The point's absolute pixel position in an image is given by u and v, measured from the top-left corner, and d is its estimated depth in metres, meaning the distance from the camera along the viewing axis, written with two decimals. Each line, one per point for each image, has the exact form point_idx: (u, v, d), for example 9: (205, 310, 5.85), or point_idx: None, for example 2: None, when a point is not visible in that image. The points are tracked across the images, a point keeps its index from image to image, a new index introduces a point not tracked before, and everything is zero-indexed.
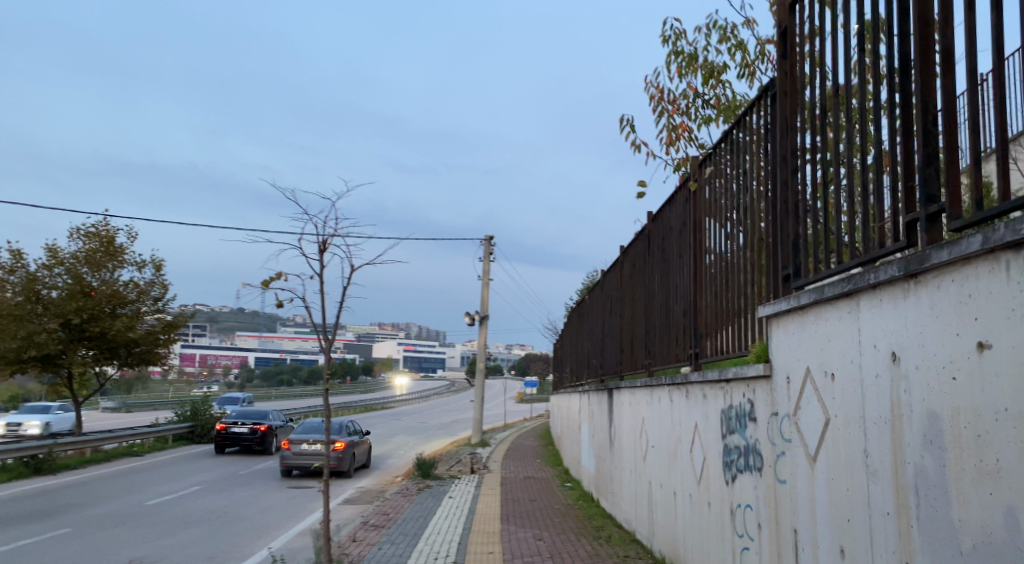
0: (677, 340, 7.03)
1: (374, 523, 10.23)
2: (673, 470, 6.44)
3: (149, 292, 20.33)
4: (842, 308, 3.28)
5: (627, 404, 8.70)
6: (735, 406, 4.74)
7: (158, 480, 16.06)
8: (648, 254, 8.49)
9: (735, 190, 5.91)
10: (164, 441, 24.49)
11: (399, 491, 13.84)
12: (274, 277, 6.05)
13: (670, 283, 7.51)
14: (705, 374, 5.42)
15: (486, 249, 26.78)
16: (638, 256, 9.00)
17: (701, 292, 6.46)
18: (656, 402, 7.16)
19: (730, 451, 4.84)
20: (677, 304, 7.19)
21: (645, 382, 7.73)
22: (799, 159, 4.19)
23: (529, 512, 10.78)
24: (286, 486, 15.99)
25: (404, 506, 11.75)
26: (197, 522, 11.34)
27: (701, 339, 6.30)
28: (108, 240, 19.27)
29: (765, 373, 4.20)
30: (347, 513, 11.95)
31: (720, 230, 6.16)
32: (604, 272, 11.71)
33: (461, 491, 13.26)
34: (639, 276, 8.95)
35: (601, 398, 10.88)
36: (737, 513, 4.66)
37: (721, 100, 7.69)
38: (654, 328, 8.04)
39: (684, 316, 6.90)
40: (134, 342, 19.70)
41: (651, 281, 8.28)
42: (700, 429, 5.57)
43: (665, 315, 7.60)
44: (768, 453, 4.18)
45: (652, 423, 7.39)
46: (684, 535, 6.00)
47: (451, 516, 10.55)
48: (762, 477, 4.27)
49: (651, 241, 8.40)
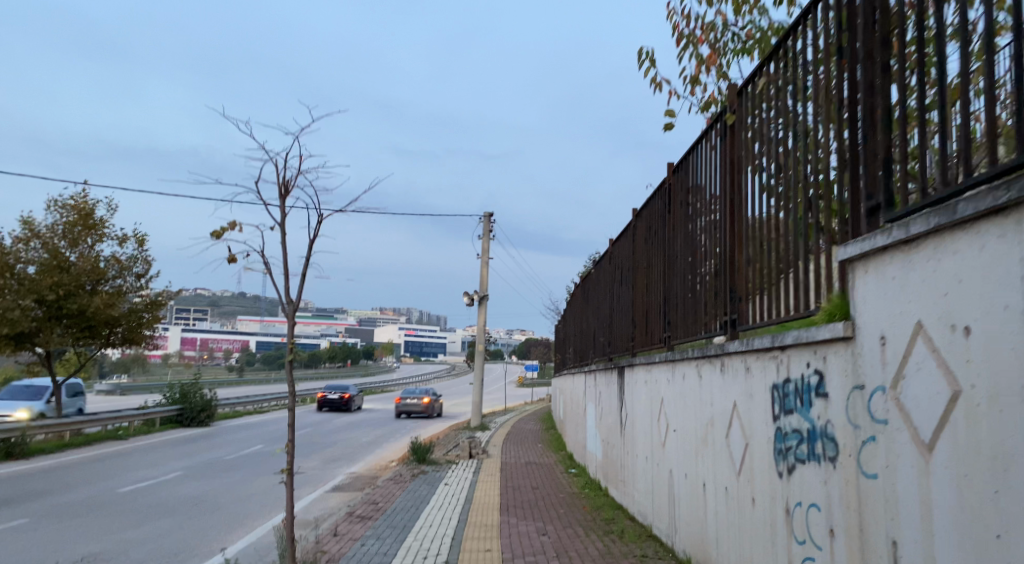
0: (707, 305, 6.04)
1: (359, 514, 9.27)
2: (701, 459, 5.50)
3: (132, 267, 19.41)
4: (988, 232, 2.28)
5: (641, 382, 7.73)
6: (796, 380, 3.75)
7: (136, 465, 15.14)
8: (667, 214, 7.51)
9: (776, 123, 4.87)
10: (152, 423, 23.59)
11: (391, 477, 12.96)
12: (226, 226, 5.04)
13: (696, 242, 6.51)
14: (747, 341, 4.45)
15: (486, 226, 25.75)
16: (655, 216, 8.01)
17: (734, 244, 5.45)
18: (678, 381, 6.21)
19: (786, 436, 3.86)
20: (707, 262, 6.17)
21: (664, 358, 6.78)
22: (894, 52, 3.17)
23: (532, 501, 9.89)
24: (273, 471, 15.08)
25: (395, 494, 10.80)
26: (167, 511, 10.41)
27: (738, 300, 5.31)
28: (86, 212, 18.25)
29: (845, 335, 3.20)
30: (333, 502, 11.06)
31: (759, 174, 5.14)
32: (613, 241, 10.74)
33: (458, 478, 12.35)
34: (656, 238, 7.94)
35: (610, 378, 9.93)
36: (797, 513, 3.69)
37: (756, 29, 6.63)
38: (675, 295, 7.07)
39: (714, 277, 5.92)
40: (115, 320, 18.76)
41: (672, 241, 7.29)
42: (739, 408, 4.60)
43: (691, 275, 6.62)
44: (847, 438, 3.19)
45: (672, 405, 6.44)
46: (718, 534, 5.05)
47: (445, 506, 9.59)
48: (836, 470, 3.29)
49: (670, 198, 7.42)
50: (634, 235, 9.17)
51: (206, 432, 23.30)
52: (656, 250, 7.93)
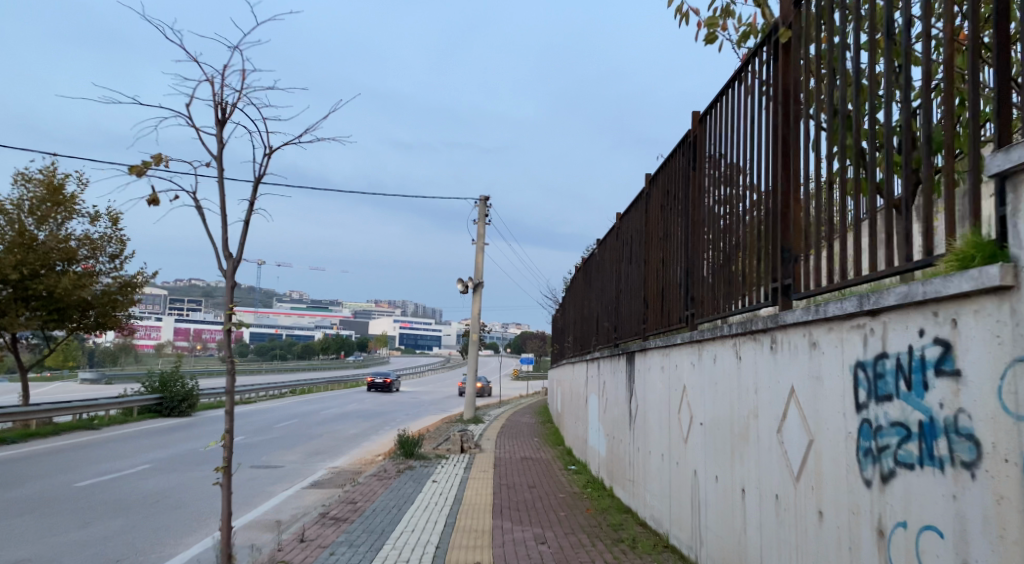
0: (747, 271, 5.00)
1: (333, 516, 8.28)
2: (738, 460, 4.51)
3: (104, 247, 18.34)
4: None
5: (657, 368, 6.73)
6: (900, 355, 2.72)
7: (103, 457, 14.10)
8: (690, 172, 6.46)
9: (847, 30, 3.75)
10: (129, 413, 22.54)
11: (375, 473, 11.93)
12: (150, 159, 4.03)
13: (732, 198, 5.43)
14: (816, 309, 3.40)
15: (482, 209, 24.60)
16: (677, 176, 6.98)
17: (784, 192, 4.36)
18: (707, 366, 5.20)
19: (883, 430, 2.83)
20: (746, 219, 5.10)
21: (686, 339, 5.76)
22: None
23: (527, 501, 8.89)
24: (249, 465, 14.10)
25: (377, 492, 9.77)
26: (120, 512, 9.33)
27: (790, 262, 4.25)
28: (55, 186, 17.16)
29: (1005, 286, 2.15)
30: (308, 501, 10.03)
31: (820, 99, 4.02)
32: (621, 215, 9.71)
33: (447, 474, 11.33)
34: (678, 201, 6.90)
35: (617, 366, 8.93)
36: (899, 538, 2.68)
37: None
38: (703, 263, 6.03)
39: (757, 236, 4.85)
40: (86, 303, 17.70)
41: (698, 200, 6.23)
42: (802, 395, 3.59)
43: (723, 238, 5.57)
44: (1001, 432, 2.16)
45: (698, 395, 5.45)
46: (764, 553, 4.06)
47: (431, 507, 8.59)
48: (976, 480, 2.26)
49: (696, 153, 6.36)
50: (648, 204, 8.14)
51: (186, 422, 22.26)
52: (677, 214, 6.88)
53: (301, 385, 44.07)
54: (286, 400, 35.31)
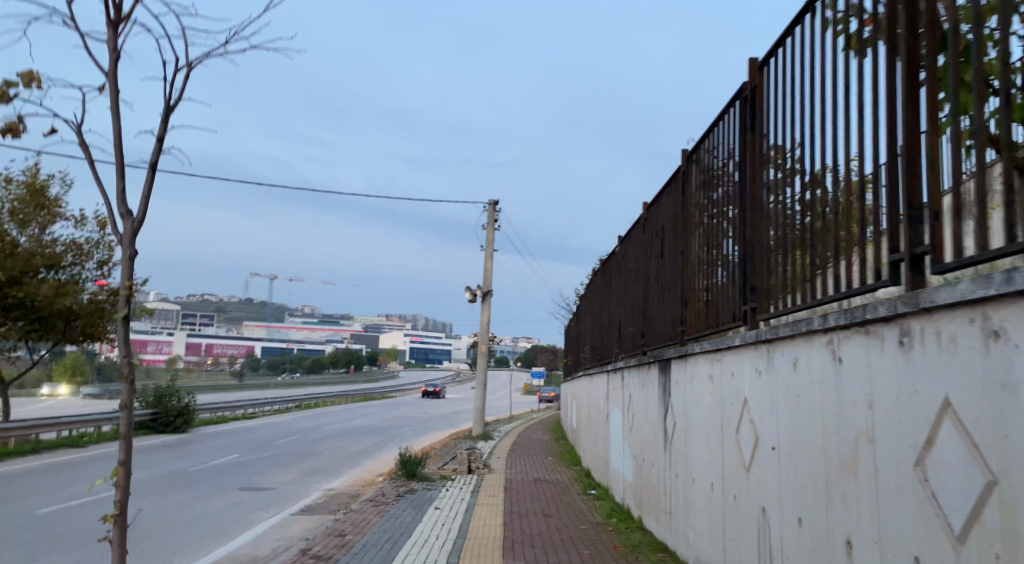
0: (842, 246, 3.72)
1: (315, 553, 7.06)
2: (839, 502, 3.29)
3: (92, 253, 17.33)
4: None
5: (705, 377, 5.52)
6: None
7: (77, 479, 12.90)
8: (747, 134, 5.22)
9: None
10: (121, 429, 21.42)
11: (371, 498, 10.65)
12: (16, 79, 2.81)
13: (812, 156, 4.18)
14: (1005, 279, 2.18)
15: (490, 215, 23.45)
16: (729, 143, 5.78)
17: (901, 124, 3.09)
18: (782, 373, 4.00)
19: None
20: (836, 177, 3.83)
21: (750, 339, 4.53)
22: None
23: (542, 536, 7.64)
24: (237, 487, 12.90)
25: (370, 522, 8.54)
26: (74, 546, 8.10)
27: (918, 224, 2.97)
28: (38, 189, 16.19)
29: None
30: (293, 532, 8.79)
31: None
32: (651, 205, 8.53)
33: (452, 500, 10.04)
34: (730, 173, 5.72)
35: (646, 378, 7.74)
36: None
37: None
38: (767, 241, 4.77)
39: (858, 196, 3.57)
40: (69, 312, 16.64)
41: (759, 164, 4.99)
42: (973, 411, 2.36)
43: (799, 209, 4.30)
44: None
45: (768, 410, 4.24)
46: None
47: (431, 543, 7.34)
48: None
49: (755, 109, 5.14)
50: (690, 186, 6.93)
51: (180, 439, 21.09)
52: (730, 187, 5.69)
53: (307, 399, 42.83)
54: (289, 415, 34.23)
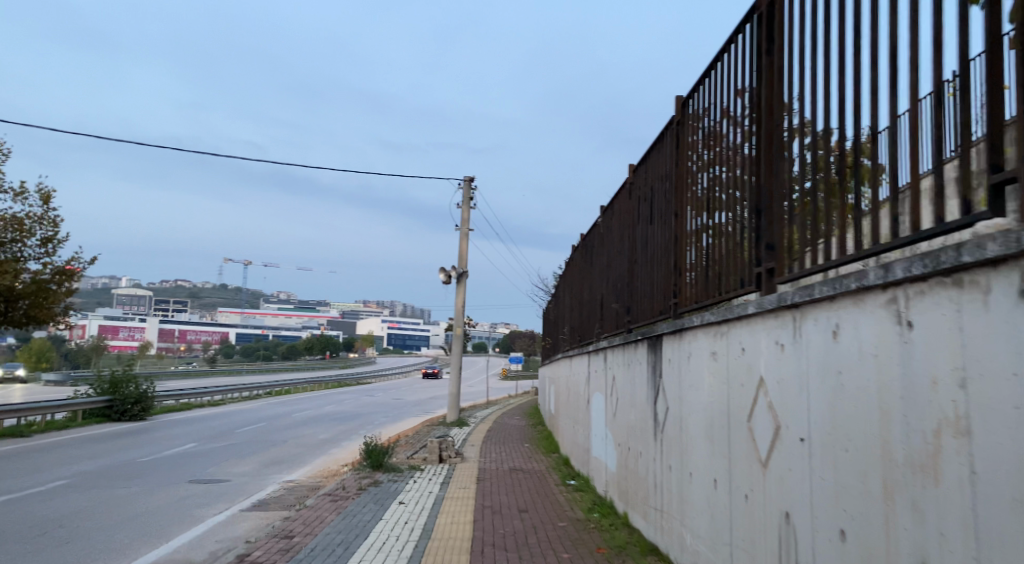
0: (899, 177, 2.85)
1: (252, 560, 6.12)
2: (907, 512, 2.46)
3: (35, 229, 16.08)
4: None
5: (705, 354, 4.69)
6: None
7: (12, 473, 11.79)
8: (764, 59, 4.33)
9: None
10: (73, 417, 20.19)
11: (330, 491, 9.72)
12: None
13: (855, 72, 3.30)
14: None
15: (466, 192, 22.41)
16: (737, 79, 4.90)
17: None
18: (815, 346, 3.17)
19: None
20: (893, 90, 2.96)
21: (768, 303, 3.67)
22: None
23: (515, 535, 6.78)
24: (187, 480, 11.87)
25: (323, 521, 7.60)
26: None
27: None
28: None
29: None
30: (238, 533, 7.85)
31: None
32: (637, 166, 7.66)
33: (418, 494, 9.13)
34: (737, 114, 4.84)
35: (632, 358, 6.90)
36: None
37: None
38: (789, 186, 3.91)
39: (927, 107, 2.68)
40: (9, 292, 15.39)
41: (778, 96, 4.11)
42: None
43: (835, 139, 3.42)
44: None
45: (793, 391, 3.40)
46: None
47: (388, 546, 6.44)
48: None
49: (772, 28, 4.25)
50: (685, 137, 6.05)
51: (136, 428, 19.92)
52: (737, 129, 4.82)
53: (279, 384, 41.65)
54: (258, 402, 33.08)
